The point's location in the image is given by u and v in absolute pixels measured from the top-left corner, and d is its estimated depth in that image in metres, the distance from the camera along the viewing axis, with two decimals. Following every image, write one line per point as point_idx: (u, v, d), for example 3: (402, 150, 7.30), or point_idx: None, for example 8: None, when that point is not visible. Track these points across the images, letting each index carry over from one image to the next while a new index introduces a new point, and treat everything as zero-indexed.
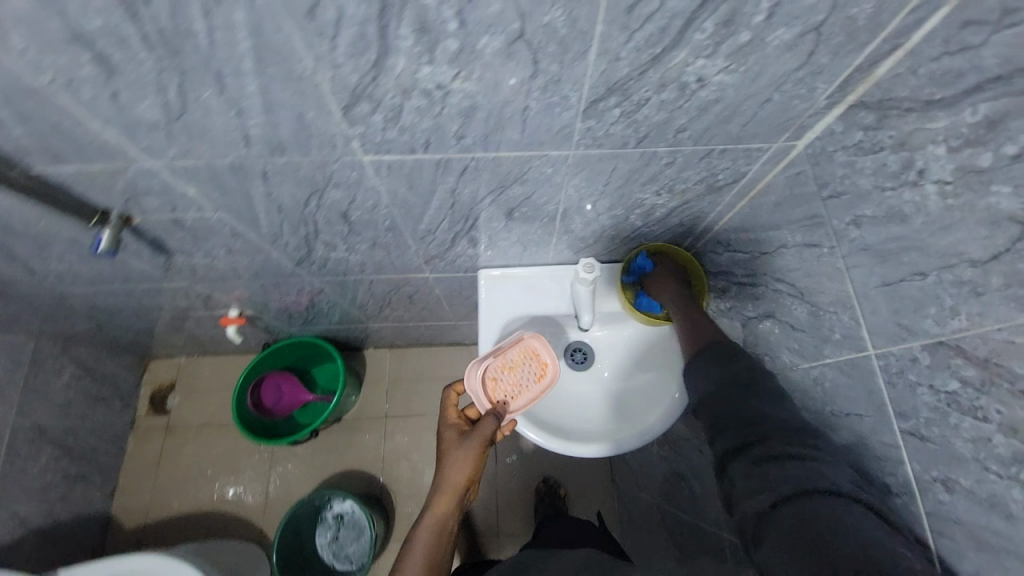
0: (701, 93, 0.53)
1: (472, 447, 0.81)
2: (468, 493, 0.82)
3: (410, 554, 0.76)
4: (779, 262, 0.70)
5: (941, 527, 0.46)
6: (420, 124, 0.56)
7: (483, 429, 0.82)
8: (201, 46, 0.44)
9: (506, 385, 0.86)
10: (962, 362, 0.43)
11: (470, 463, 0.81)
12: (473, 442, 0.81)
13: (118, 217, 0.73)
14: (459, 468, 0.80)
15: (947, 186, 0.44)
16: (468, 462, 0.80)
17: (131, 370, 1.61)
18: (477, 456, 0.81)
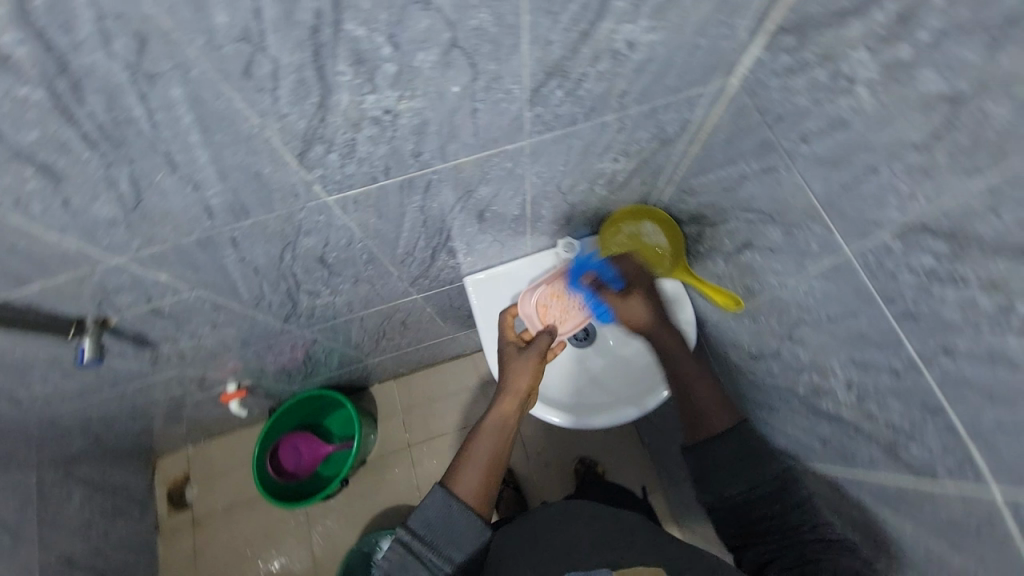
0: (633, 56, 0.55)
1: (532, 356, 0.86)
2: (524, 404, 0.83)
3: (473, 451, 0.74)
4: (743, 194, 0.73)
5: (952, 392, 0.50)
6: (376, 152, 0.56)
7: (540, 340, 0.89)
8: (144, 130, 0.44)
9: (555, 311, 0.95)
10: (930, 239, 0.47)
11: (531, 371, 0.85)
12: (532, 353, 0.86)
13: (95, 322, 0.72)
14: (522, 373, 0.85)
15: (876, 84, 0.47)
16: (529, 370, 0.85)
17: (141, 474, 1.56)
18: (537, 365, 0.86)
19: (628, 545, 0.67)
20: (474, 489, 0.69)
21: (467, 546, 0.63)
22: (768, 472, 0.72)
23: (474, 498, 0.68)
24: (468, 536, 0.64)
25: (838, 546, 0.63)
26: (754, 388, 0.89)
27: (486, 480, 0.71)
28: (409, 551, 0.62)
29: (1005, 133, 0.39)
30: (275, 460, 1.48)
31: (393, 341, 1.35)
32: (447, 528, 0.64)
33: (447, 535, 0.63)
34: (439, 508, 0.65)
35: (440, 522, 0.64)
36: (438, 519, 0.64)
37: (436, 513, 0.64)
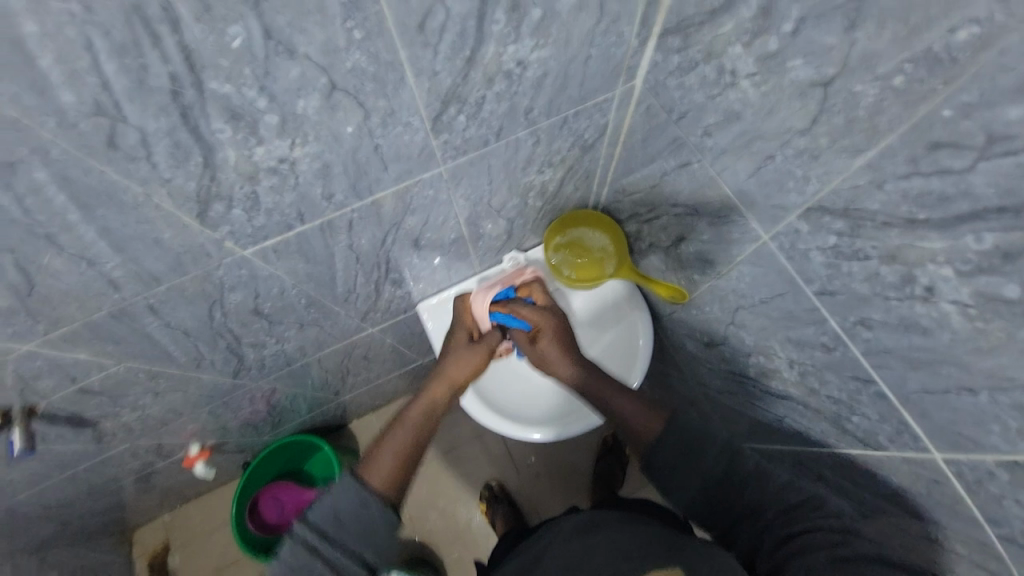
0: (528, 73, 0.55)
1: (478, 353, 0.81)
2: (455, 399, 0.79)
3: (392, 439, 0.69)
4: (668, 189, 0.74)
5: (878, 363, 0.51)
6: (283, 200, 0.55)
7: (490, 336, 0.82)
8: (17, 217, 0.42)
9: None
10: (830, 219, 0.48)
11: (471, 367, 0.81)
12: (478, 349, 0.81)
13: (21, 412, 0.68)
14: (463, 366, 0.80)
15: (756, 77, 0.48)
16: (470, 365, 0.80)
17: (116, 553, 1.48)
18: (480, 362, 0.81)
19: (647, 551, 0.59)
20: (387, 478, 0.64)
21: (381, 541, 0.58)
22: (712, 456, 0.61)
23: (385, 487, 0.63)
24: (381, 532, 0.58)
25: (806, 512, 0.57)
26: (713, 375, 0.90)
27: (401, 472, 0.66)
28: (314, 552, 0.54)
29: (873, 111, 0.40)
30: (256, 516, 1.43)
31: (360, 377, 1.33)
32: (357, 522, 0.58)
33: (359, 531, 0.57)
34: (353, 503, 0.58)
35: (351, 518, 0.57)
36: (351, 514, 0.57)
37: (349, 507, 0.58)
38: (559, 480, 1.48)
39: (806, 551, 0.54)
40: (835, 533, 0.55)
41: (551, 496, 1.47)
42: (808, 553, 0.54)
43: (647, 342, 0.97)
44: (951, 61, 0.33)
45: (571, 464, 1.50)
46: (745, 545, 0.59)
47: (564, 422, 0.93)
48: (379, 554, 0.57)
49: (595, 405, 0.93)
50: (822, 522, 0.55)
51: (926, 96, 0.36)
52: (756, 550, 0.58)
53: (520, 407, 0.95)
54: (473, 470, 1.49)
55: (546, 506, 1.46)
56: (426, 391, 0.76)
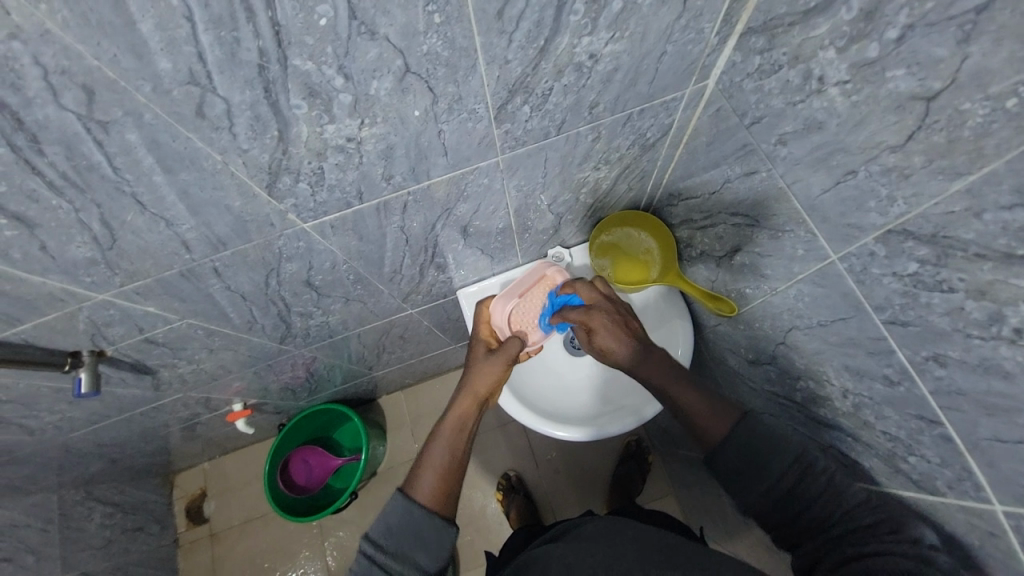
0: (598, 67, 0.54)
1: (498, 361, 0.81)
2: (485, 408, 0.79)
3: (432, 454, 0.69)
4: (729, 197, 0.71)
5: (947, 403, 0.48)
6: (345, 178, 0.56)
7: (509, 345, 0.82)
8: (109, 174, 0.45)
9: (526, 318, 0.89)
10: (913, 244, 0.45)
11: (493, 376, 0.80)
12: (499, 358, 0.81)
13: (90, 354, 0.73)
14: (486, 376, 0.80)
15: (847, 85, 0.45)
16: (493, 372, 0.80)
17: (159, 492, 1.60)
18: (502, 370, 0.81)
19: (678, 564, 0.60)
20: (433, 492, 0.64)
21: (432, 548, 0.60)
22: (775, 466, 0.59)
23: (433, 501, 0.64)
24: (432, 540, 0.61)
25: (879, 533, 0.54)
26: (754, 394, 0.87)
27: (446, 483, 0.66)
28: (375, 563, 0.58)
29: (981, 132, 0.36)
30: (285, 476, 1.50)
31: (395, 355, 1.36)
32: (408, 533, 0.60)
33: (412, 539, 0.60)
34: (400, 514, 0.61)
35: (401, 528, 0.60)
36: (399, 524, 0.61)
37: (395, 517, 0.61)
38: (577, 480, 1.48)
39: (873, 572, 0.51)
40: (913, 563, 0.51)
41: (569, 495, 1.47)
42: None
43: (687, 351, 0.94)
44: None
45: (592, 465, 1.49)
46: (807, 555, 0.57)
47: (590, 424, 0.92)
48: (431, 556, 0.60)
49: (621, 412, 0.92)
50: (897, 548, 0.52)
51: None
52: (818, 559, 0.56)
53: (549, 403, 0.95)
54: (493, 458, 1.51)
55: (562, 503, 1.46)
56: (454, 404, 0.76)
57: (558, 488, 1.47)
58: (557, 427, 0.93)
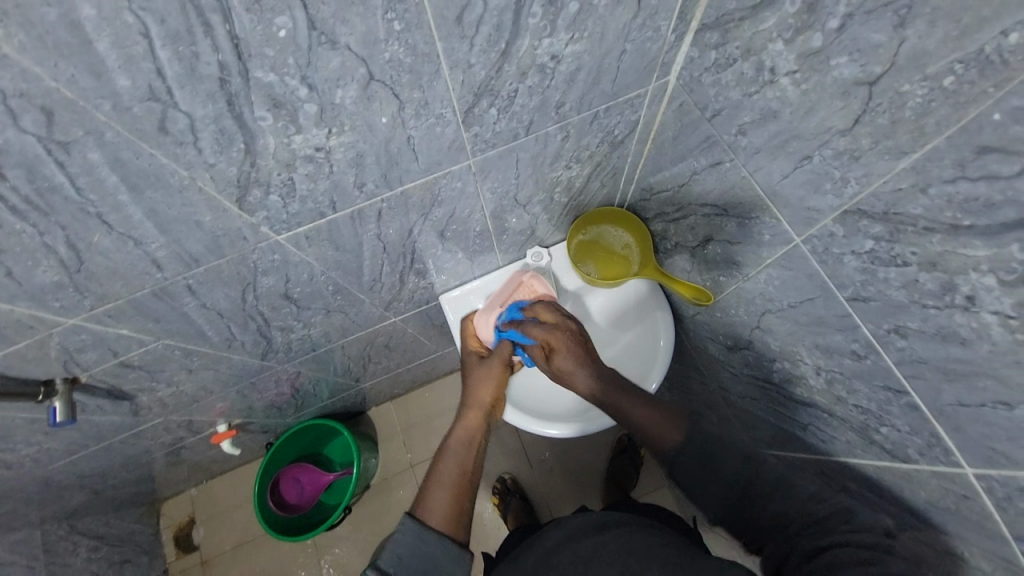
0: (561, 67, 0.55)
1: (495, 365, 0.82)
2: (492, 416, 0.79)
3: (441, 473, 0.69)
4: (697, 188, 0.73)
5: (911, 373, 0.50)
6: (317, 188, 0.56)
7: (500, 346, 0.83)
8: (72, 195, 0.44)
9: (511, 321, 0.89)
10: (868, 222, 0.47)
11: (495, 382, 0.81)
12: (494, 362, 0.82)
13: (64, 381, 0.72)
14: (486, 385, 0.80)
15: (797, 75, 0.47)
16: (493, 379, 0.81)
17: (145, 522, 1.55)
18: (500, 374, 0.82)
19: (662, 562, 0.60)
20: (444, 515, 0.64)
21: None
22: (728, 466, 0.62)
23: (445, 525, 0.63)
24: (446, 568, 0.59)
25: (834, 525, 0.55)
26: (735, 380, 0.88)
27: (457, 504, 0.65)
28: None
29: (921, 112, 0.38)
30: (276, 496, 1.47)
31: (381, 365, 1.35)
32: (417, 563, 0.59)
33: (426, 571, 0.58)
34: (411, 542, 0.60)
35: (413, 559, 0.58)
36: (410, 553, 0.59)
37: (407, 548, 0.59)
38: (571, 478, 1.49)
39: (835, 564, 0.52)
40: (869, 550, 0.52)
41: (564, 494, 1.47)
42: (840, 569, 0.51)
43: (668, 343, 0.95)
44: (1005, 62, 0.32)
45: (585, 462, 1.50)
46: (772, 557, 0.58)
47: (580, 420, 0.93)
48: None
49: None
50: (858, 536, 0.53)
51: (977, 98, 0.34)
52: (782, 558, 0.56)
53: (538, 402, 0.96)
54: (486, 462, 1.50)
55: (558, 503, 1.46)
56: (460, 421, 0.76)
57: (553, 487, 1.48)
58: (548, 425, 0.93)
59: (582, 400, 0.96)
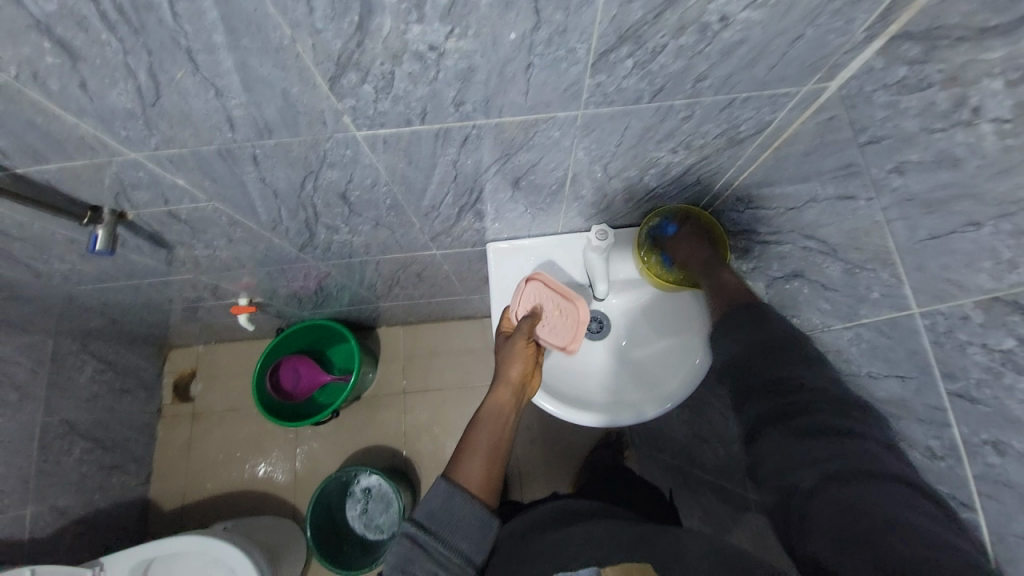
0: (723, 34, 0.47)
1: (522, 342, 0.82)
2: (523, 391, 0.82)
3: (474, 445, 0.73)
4: (808, 217, 0.65)
5: (990, 492, 0.44)
6: (414, 92, 0.51)
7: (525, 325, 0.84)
8: (166, 20, 0.40)
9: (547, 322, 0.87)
10: (1020, 319, 0.40)
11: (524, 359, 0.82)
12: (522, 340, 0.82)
13: (112, 213, 0.71)
14: (513, 362, 0.81)
15: (1008, 124, 0.39)
16: (521, 357, 0.82)
17: (152, 362, 1.63)
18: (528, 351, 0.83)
19: (618, 540, 0.63)
20: (477, 485, 0.68)
21: (473, 538, 0.61)
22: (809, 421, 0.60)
23: (477, 489, 0.67)
24: (471, 529, 0.62)
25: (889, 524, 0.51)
26: None
27: (486, 473, 0.70)
28: (414, 542, 0.59)
29: None
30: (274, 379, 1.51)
31: (406, 290, 1.33)
32: (448, 519, 0.61)
33: (451, 525, 0.61)
34: (441, 500, 0.63)
35: (443, 513, 0.62)
36: (442, 509, 0.62)
37: (439, 504, 0.62)
38: (552, 455, 1.49)
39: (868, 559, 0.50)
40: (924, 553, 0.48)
41: (541, 467, 1.48)
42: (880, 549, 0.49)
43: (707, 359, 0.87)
44: None
45: (570, 446, 1.49)
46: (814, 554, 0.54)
47: (582, 409, 0.87)
48: (471, 545, 0.61)
49: (617, 408, 0.88)
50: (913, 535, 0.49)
51: None
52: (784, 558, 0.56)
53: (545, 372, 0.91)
54: None
55: (531, 472, 1.47)
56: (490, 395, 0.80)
57: (531, 456, 1.49)
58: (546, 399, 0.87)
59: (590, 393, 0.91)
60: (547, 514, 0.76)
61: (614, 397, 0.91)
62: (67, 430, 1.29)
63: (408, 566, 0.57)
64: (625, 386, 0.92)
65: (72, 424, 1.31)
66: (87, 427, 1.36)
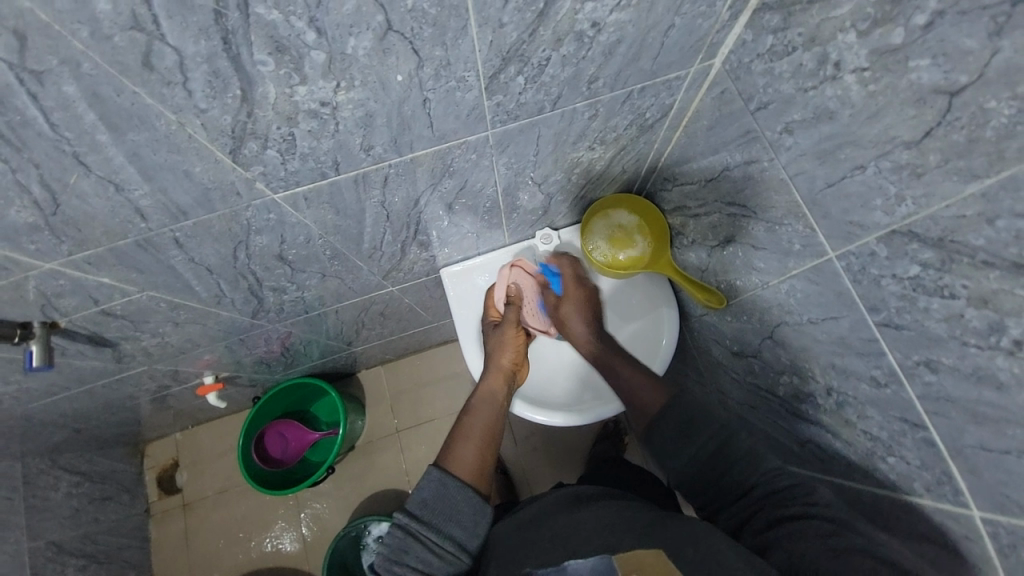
0: (601, 37, 0.50)
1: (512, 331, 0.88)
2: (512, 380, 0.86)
3: (468, 430, 0.74)
4: (726, 185, 0.69)
5: (934, 408, 0.47)
6: (319, 147, 0.51)
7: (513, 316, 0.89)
8: (45, 131, 0.39)
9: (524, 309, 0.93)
10: (918, 246, 0.43)
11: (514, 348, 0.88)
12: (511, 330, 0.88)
13: (42, 325, 0.68)
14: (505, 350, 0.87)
15: (865, 73, 0.42)
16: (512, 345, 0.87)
17: (128, 462, 1.56)
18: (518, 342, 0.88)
19: (631, 523, 0.60)
20: (471, 468, 0.68)
21: (468, 525, 0.62)
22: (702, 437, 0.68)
23: (469, 475, 0.67)
24: (466, 515, 0.62)
25: (795, 497, 0.59)
26: (736, 385, 0.87)
27: (479, 459, 0.70)
28: (407, 532, 0.59)
29: (1003, 134, 0.34)
30: (260, 449, 1.47)
31: (374, 331, 1.32)
32: (443, 505, 0.62)
33: (446, 513, 0.61)
34: (434, 487, 0.63)
35: (435, 501, 0.62)
36: (435, 497, 0.62)
37: (432, 491, 0.63)
38: (555, 459, 1.49)
39: (796, 536, 0.54)
40: (829, 522, 0.54)
41: (546, 473, 1.48)
42: (800, 537, 0.54)
43: (672, 339, 0.92)
44: None
45: (571, 445, 1.50)
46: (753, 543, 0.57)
47: (548, 410, 0.90)
48: (466, 533, 0.61)
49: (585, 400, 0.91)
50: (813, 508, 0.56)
51: None
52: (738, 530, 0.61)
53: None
54: None
55: (537, 481, 1.47)
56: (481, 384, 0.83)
57: (534, 465, 1.48)
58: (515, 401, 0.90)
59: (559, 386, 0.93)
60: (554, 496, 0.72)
61: (583, 386, 0.93)
62: (55, 552, 1.22)
63: (403, 556, 0.58)
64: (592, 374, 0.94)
65: (59, 544, 1.24)
66: (76, 543, 1.28)
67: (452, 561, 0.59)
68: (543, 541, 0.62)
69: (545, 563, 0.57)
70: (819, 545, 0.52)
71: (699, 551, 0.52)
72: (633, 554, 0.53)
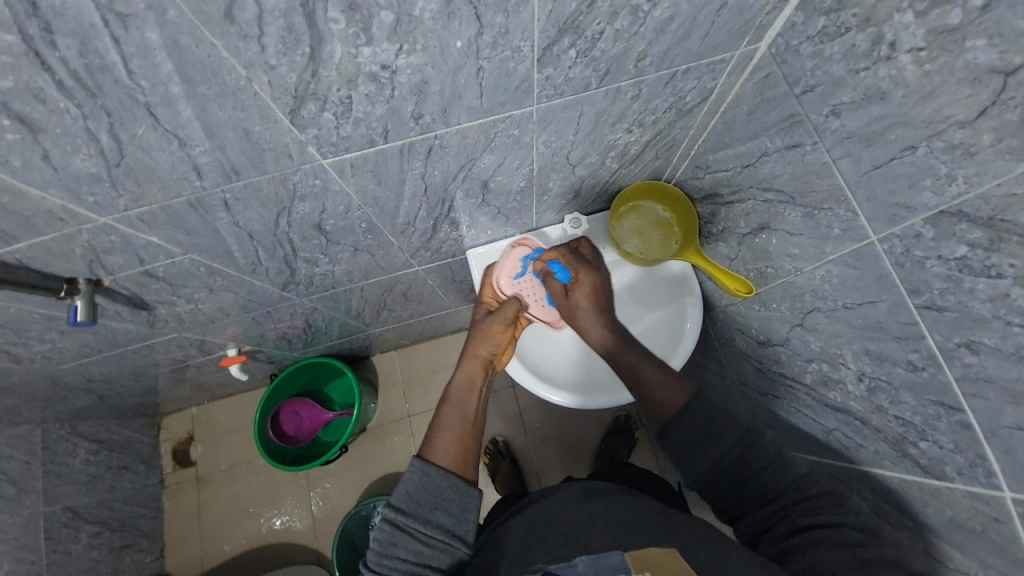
0: (654, 13, 0.50)
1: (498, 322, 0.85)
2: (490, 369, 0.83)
3: (447, 419, 0.72)
4: (763, 171, 0.69)
5: (973, 391, 0.48)
6: (374, 112, 0.52)
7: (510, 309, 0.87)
8: (122, 79, 0.41)
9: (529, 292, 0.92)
10: (966, 227, 0.43)
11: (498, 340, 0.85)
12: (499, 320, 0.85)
13: (87, 282, 0.70)
14: (488, 338, 0.84)
15: (921, 53, 0.43)
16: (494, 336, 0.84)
17: (146, 433, 1.59)
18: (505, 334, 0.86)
19: (644, 525, 0.57)
20: (453, 456, 0.67)
21: (455, 512, 0.62)
22: (727, 437, 0.62)
23: (450, 463, 0.66)
24: (453, 500, 0.62)
25: (826, 505, 0.57)
26: (760, 375, 0.87)
27: (462, 448, 0.69)
28: (394, 525, 0.59)
29: None
30: (276, 425, 1.49)
31: (394, 312, 1.34)
32: (428, 497, 0.62)
33: (429, 503, 0.61)
34: (418, 480, 0.63)
35: (420, 492, 0.62)
36: (417, 489, 0.62)
37: (415, 484, 0.62)
38: (565, 449, 1.50)
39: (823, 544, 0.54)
40: (855, 525, 0.54)
41: (556, 463, 1.49)
42: (827, 547, 0.53)
43: (694, 327, 0.93)
44: None
45: (582, 437, 1.50)
46: (773, 549, 0.57)
47: (555, 390, 0.94)
48: (455, 520, 0.61)
49: (583, 391, 0.93)
50: (845, 517, 0.55)
51: None
52: (756, 537, 0.59)
53: (521, 346, 0.95)
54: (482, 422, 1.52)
55: (548, 470, 1.48)
56: (459, 367, 0.81)
57: (545, 454, 1.49)
58: (517, 370, 0.94)
59: (562, 371, 0.95)
60: (564, 492, 0.68)
61: (584, 379, 0.94)
62: (70, 516, 1.24)
63: (392, 549, 0.58)
64: (598, 367, 0.95)
65: (75, 510, 1.26)
66: (91, 510, 1.31)
67: (440, 547, 0.60)
68: (553, 534, 0.61)
69: (554, 559, 0.56)
70: (844, 556, 0.52)
71: (713, 557, 0.52)
72: (646, 552, 0.53)
